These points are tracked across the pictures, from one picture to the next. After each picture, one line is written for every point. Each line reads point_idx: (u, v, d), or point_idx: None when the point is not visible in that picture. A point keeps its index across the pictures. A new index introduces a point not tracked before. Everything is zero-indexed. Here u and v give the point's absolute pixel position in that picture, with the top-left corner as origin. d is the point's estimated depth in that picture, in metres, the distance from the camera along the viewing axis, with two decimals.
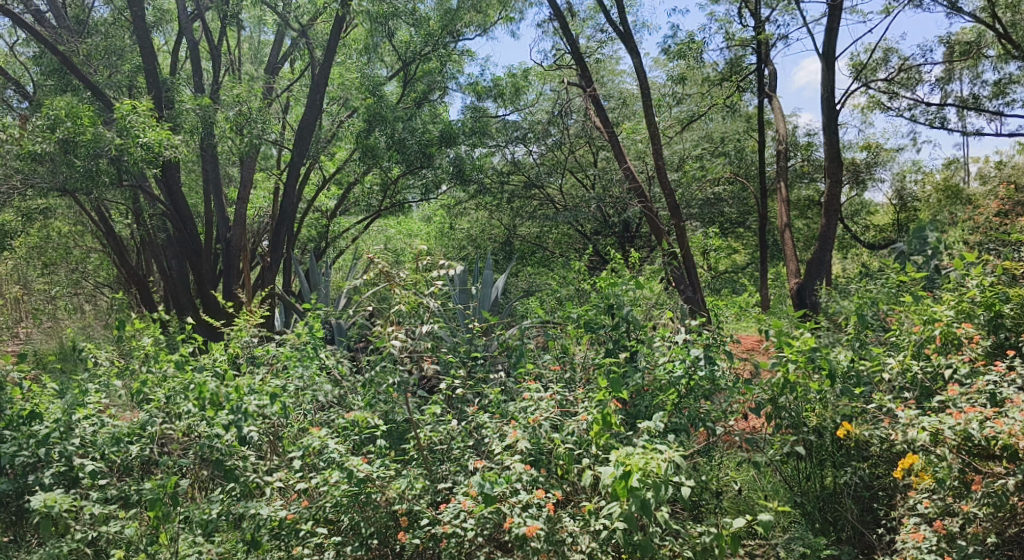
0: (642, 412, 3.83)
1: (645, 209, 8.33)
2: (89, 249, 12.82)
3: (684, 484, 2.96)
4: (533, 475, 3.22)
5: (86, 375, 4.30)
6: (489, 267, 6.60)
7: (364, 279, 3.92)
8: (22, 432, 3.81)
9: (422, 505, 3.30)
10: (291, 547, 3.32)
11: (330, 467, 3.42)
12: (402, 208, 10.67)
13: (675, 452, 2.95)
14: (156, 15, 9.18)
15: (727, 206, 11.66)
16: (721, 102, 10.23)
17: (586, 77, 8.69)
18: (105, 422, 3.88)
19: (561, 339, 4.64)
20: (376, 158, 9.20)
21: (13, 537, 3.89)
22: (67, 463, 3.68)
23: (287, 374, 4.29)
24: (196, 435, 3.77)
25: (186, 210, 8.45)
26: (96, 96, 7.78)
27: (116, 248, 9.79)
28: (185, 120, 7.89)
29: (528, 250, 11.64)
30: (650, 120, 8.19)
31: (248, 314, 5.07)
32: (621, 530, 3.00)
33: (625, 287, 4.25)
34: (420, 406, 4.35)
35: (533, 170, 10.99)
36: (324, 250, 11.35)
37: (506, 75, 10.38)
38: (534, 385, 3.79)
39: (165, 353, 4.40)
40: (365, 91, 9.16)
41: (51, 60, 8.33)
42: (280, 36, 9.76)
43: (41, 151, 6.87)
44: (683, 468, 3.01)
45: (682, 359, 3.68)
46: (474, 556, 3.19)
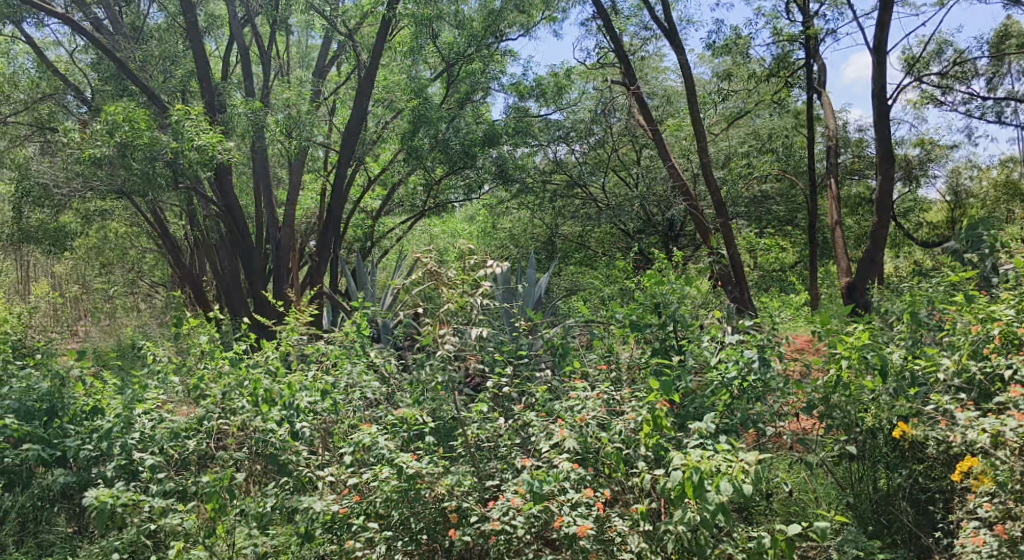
0: (691, 413, 3.80)
1: (691, 208, 8.21)
2: (144, 250, 13.20)
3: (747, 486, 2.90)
4: (581, 473, 3.22)
5: (145, 371, 4.45)
6: (532, 266, 6.56)
7: (409, 280, 4.03)
8: (85, 427, 3.99)
9: (471, 501, 3.33)
10: (343, 542, 3.38)
11: (380, 464, 3.47)
12: (445, 208, 10.73)
13: (739, 457, 2.88)
14: (208, 21, 9.42)
15: (775, 204, 11.57)
16: (769, 97, 10.07)
17: (630, 75, 8.66)
18: (164, 417, 4.03)
19: (606, 338, 4.65)
20: (420, 158, 9.25)
21: (78, 528, 4.06)
22: (126, 457, 3.79)
23: (338, 370, 4.39)
24: (250, 430, 3.83)
25: (238, 211, 8.67)
26: (151, 100, 8.03)
27: (171, 249, 10.07)
28: (237, 124, 8.08)
29: (571, 250, 11.65)
30: (696, 117, 8.04)
31: (297, 313, 5.16)
32: (673, 532, 2.99)
33: (672, 286, 4.19)
34: (467, 404, 4.38)
35: (575, 169, 10.95)
36: (369, 251, 11.50)
37: (548, 74, 10.33)
38: (582, 383, 3.77)
39: (220, 351, 4.53)
40: (411, 93, 9.43)
41: (109, 66, 8.62)
42: (326, 40, 9.92)
43: (100, 155, 7.10)
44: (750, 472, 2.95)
45: (736, 360, 3.68)
46: (523, 554, 3.20)
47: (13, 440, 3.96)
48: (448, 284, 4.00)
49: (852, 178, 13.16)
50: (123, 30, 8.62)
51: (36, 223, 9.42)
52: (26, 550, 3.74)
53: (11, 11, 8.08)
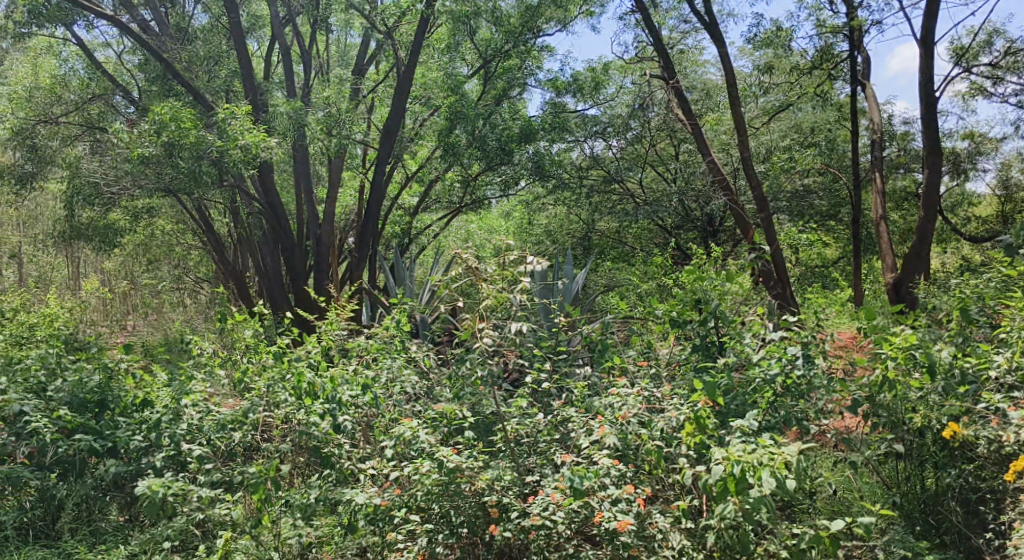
0: (733, 411, 3.77)
1: (731, 204, 8.10)
2: (189, 246, 13.48)
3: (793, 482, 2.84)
4: (621, 469, 3.20)
5: (193, 363, 4.57)
6: (569, 262, 6.54)
7: (449, 276, 4.05)
8: (136, 418, 4.13)
9: (512, 496, 3.31)
10: (385, 533, 3.44)
11: (422, 457, 3.51)
12: (482, 205, 10.75)
13: (783, 454, 2.82)
14: (250, 21, 9.59)
15: (818, 198, 11.12)
16: (811, 90, 9.89)
17: (669, 69, 8.56)
18: (211, 409, 4.12)
19: (646, 334, 4.62)
20: (457, 155, 9.30)
21: (129, 517, 4.17)
22: (175, 448, 3.91)
23: (378, 365, 4.45)
24: (294, 423, 3.97)
25: (281, 208, 8.83)
26: (197, 100, 8.21)
27: (216, 245, 10.30)
28: (279, 122, 8.20)
29: (607, 245, 11.58)
30: (736, 111, 7.93)
31: (339, 308, 5.24)
32: (716, 528, 2.97)
33: (712, 281, 4.06)
34: (506, 399, 4.39)
35: (612, 165, 10.86)
36: (407, 247, 11.59)
37: (585, 69, 10.28)
38: (622, 380, 3.76)
39: (264, 345, 4.63)
40: (448, 89, 9.39)
41: (156, 67, 8.82)
42: (366, 38, 10.03)
43: (148, 153, 7.26)
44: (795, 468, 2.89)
45: (780, 358, 3.62)
46: (564, 549, 3.21)
47: (68, 430, 4.11)
48: (487, 280, 4.00)
49: (897, 172, 12.88)
50: (169, 31, 8.80)
51: (86, 221, 9.71)
52: (81, 537, 3.87)
53: (63, 14, 8.30)
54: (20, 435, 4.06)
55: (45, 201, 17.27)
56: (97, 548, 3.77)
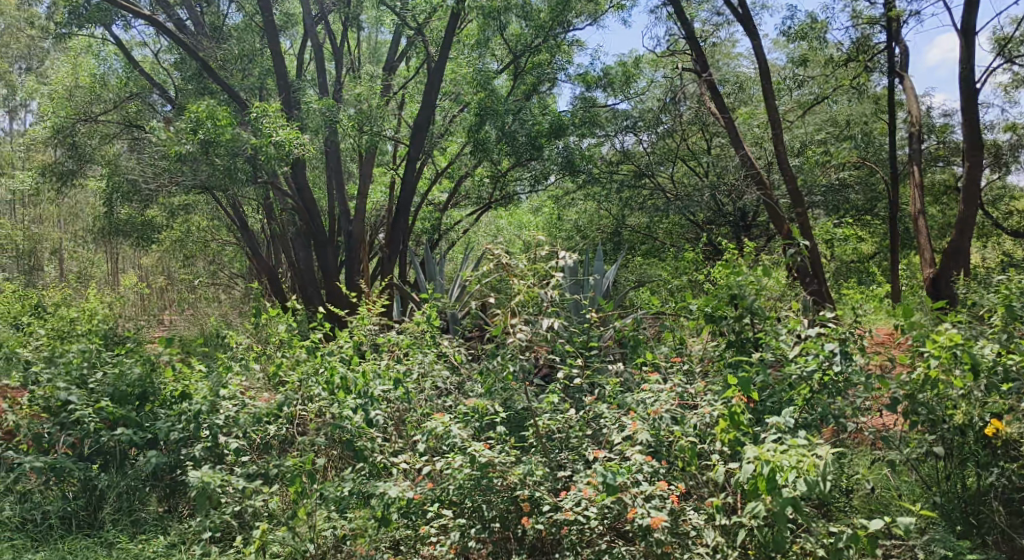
0: (769, 408, 3.72)
1: (765, 198, 7.99)
2: (223, 242, 13.69)
3: (831, 481, 2.78)
4: (654, 466, 3.18)
5: (229, 357, 4.65)
6: (600, 257, 6.50)
7: (482, 272, 4.05)
8: (174, 410, 4.24)
9: (544, 491, 3.30)
10: (418, 526, 3.49)
11: (453, 452, 3.52)
12: (511, 200, 10.74)
13: (822, 453, 2.76)
14: (283, 20, 9.70)
15: (853, 192, 10.79)
16: (847, 83, 9.72)
17: (702, 62, 8.47)
18: (246, 403, 4.18)
19: (679, 330, 4.58)
20: (486, 151, 9.30)
21: (168, 507, 4.25)
22: (213, 440, 4.00)
23: (409, 359, 4.47)
24: (326, 417, 4.02)
25: (313, 204, 8.91)
26: (232, 98, 8.33)
27: (249, 241, 10.42)
28: (311, 119, 8.28)
29: (637, 241, 11.44)
30: (770, 104, 7.81)
31: (370, 303, 5.28)
32: (749, 526, 2.94)
33: (748, 276, 3.97)
34: (537, 394, 4.39)
35: (643, 159, 10.81)
36: (437, 242, 11.62)
37: (616, 64, 10.21)
38: (654, 376, 3.73)
39: (297, 339, 4.69)
40: (477, 85, 9.37)
41: (191, 66, 8.97)
42: (396, 35, 10.07)
43: (185, 151, 7.39)
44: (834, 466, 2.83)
45: (816, 354, 3.59)
46: (597, 545, 3.20)
47: (110, 422, 4.24)
48: (518, 275, 3.99)
49: (935, 165, 12.60)
50: (204, 30, 8.92)
51: (124, 217, 9.83)
52: (122, 527, 3.96)
53: (102, 15, 8.48)
54: (65, 425, 4.19)
55: (85, 199, 17.67)
56: (138, 537, 3.84)
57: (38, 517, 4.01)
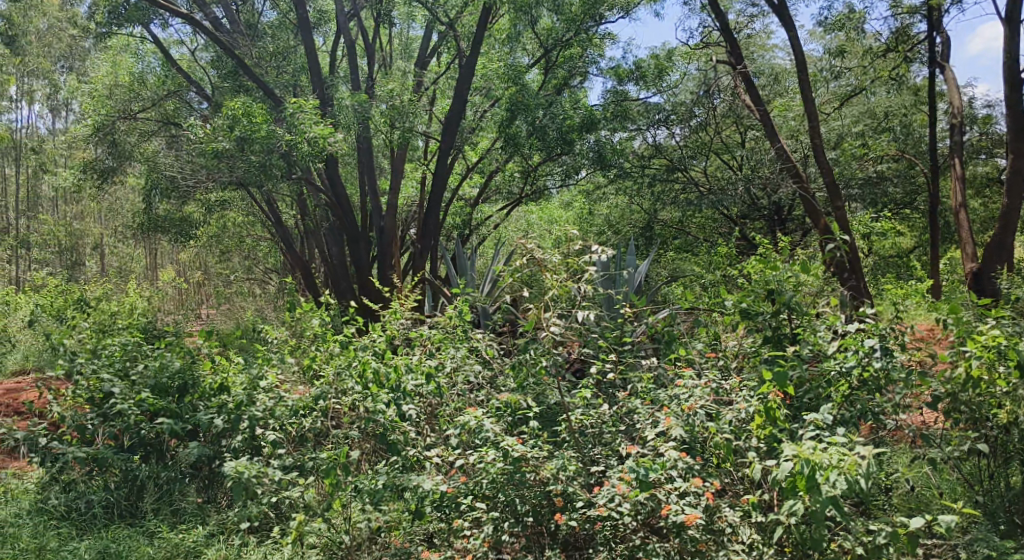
0: (805, 405, 3.66)
1: (800, 191, 7.85)
2: (258, 237, 13.88)
3: (871, 481, 2.72)
4: (689, 462, 3.15)
5: (265, 351, 4.72)
6: (632, 252, 6.45)
7: (514, 267, 4.04)
8: (213, 403, 4.32)
9: (577, 487, 3.28)
10: (452, 519, 3.50)
11: (487, 446, 3.53)
12: (542, 195, 10.70)
13: (862, 453, 2.70)
14: (317, 17, 9.80)
15: (892, 185, 10.57)
16: (886, 74, 9.52)
17: (737, 54, 8.34)
18: (282, 396, 4.25)
19: (713, 326, 4.52)
20: (517, 145, 9.26)
21: (207, 497, 4.33)
22: (251, 432, 4.07)
23: (442, 354, 4.48)
24: (360, 411, 4.05)
25: (347, 199, 8.98)
26: (267, 95, 8.43)
27: (284, 236, 10.55)
28: (344, 115, 8.33)
29: (670, 235, 11.40)
30: (808, 96, 7.66)
31: (403, 297, 5.31)
32: (786, 524, 2.91)
33: (787, 272, 3.96)
34: (570, 389, 4.37)
35: (675, 153, 10.72)
36: (468, 238, 11.64)
37: (648, 56, 10.11)
38: (689, 371, 3.69)
39: (331, 334, 4.73)
40: (508, 79, 9.36)
41: (228, 63, 9.09)
42: (428, 31, 10.10)
43: (222, 148, 7.50)
44: (874, 464, 2.77)
45: (856, 350, 3.51)
46: (630, 541, 3.19)
47: (151, 413, 4.34)
48: (552, 270, 3.97)
49: (978, 157, 12.28)
50: (240, 28, 9.03)
51: (162, 213, 10.00)
52: (162, 516, 4.04)
53: (141, 14, 8.63)
54: (107, 417, 4.29)
55: (125, 196, 18.08)
56: (178, 527, 3.91)
57: (82, 506, 4.12)
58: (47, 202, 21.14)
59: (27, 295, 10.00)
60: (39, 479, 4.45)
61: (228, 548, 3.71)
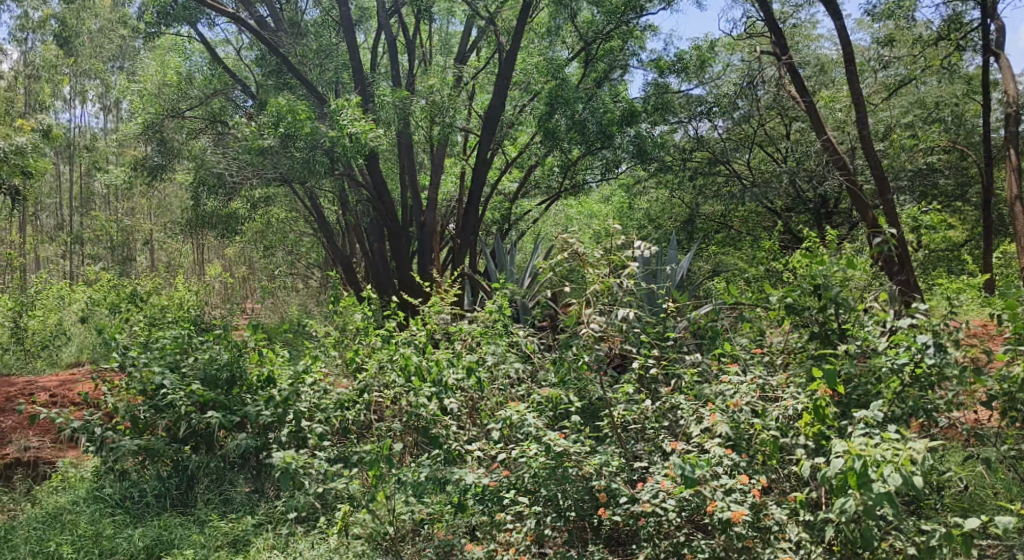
0: (854, 402, 3.59)
1: (846, 184, 7.67)
2: (300, 233, 14.08)
3: (924, 478, 2.66)
4: (734, 459, 3.11)
5: (310, 344, 4.79)
6: (674, 247, 6.37)
7: (556, 262, 4.03)
8: (260, 395, 4.41)
9: (620, 482, 3.27)
10: (494, 513, 3.53)
11: (529, 440, 3.53)
12: (582, 189, 10.65)
13: (915, 448, 2.64)
14: (359, 14, 9.89)
15: (943, 177, 10.27)
16: (937, 63, 9.24)
17: (781, 45, 8.18)
18: (327, 389, 4.32)
19: (758, 321, 4.45)
20: (556, 140, 9.22)
21: (255, 488, 4.43)
22: (297, 424, 4.15)
23: (483, 348, 4.49)
24: (403, 404, 4.10)
25: (387, 195, 9.05)
26: (310, 92, 8.55)
27: (326, 232, 10.67)
28: (385, 112, 8.41)
29: (711, 229, 11.15)
30: (855, 86, 7.48)
31: (444, 292, 5.34)
32: (835, 522, 2.86)
33: (835, 266, 3.88)
34: (612, 384, 4.36)
35: (718, 145, 10.57)
36: (507, 232, 11.66)
37: (690, 48, 9.97)
38: (734, 367, 3.64)
39: (373, 328, 4.78)
40: (548, 74, 9.33)
41: (272, 61, 9.23)
42: (468, 26, 10.13)
43: (267, 145, 7.65)
44: (927, 462, 2.70)
45: (908, 347, 3.42)
46: (675, 537, 3.18)
47: (201, 404, 4.44)
48: (594, 264, 3.96)
49: None
50: (283, 27, 9.17)
51: (209, 210, 10.20)
52: (212, 505, 4.15)
53: (188, 13, 8.81)
54: (159, 408, 4.41)
55: (173, 193, 18.50)
56: (228, 516, 4.01)
57: (135, 495, 4.24)
58: (99, 199, 21.75)
59: (81, 289, 10.30)
60: (95, 467, 4.59)
61: (276, 538, 3.79)
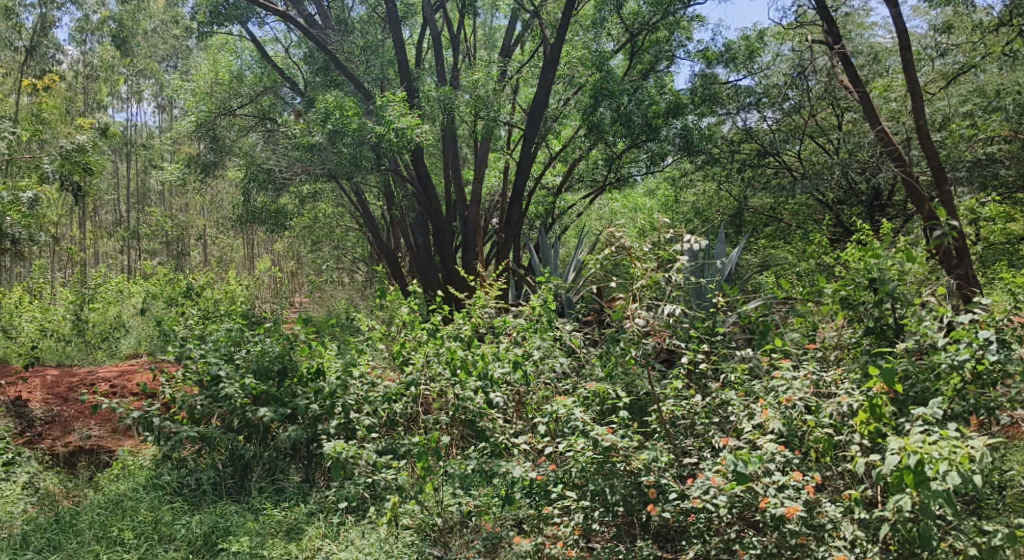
0: (912, 398, 3.49)
1: (901, 175, 7.43)
2: (347, 228, 14.25)
3: (985, 476, 2.57)
4: (788, 455, 3.06)
5: (359, 338, 4.84)
6: (722, 240, 6.26)
7: (604, 256, 4.01)
8: (310, 388, 4.50)
9: (670, 478, 3.24)
10: (541, 506, 3.53)
11: (576, 434, 3.52)
12: (626, 182, 10.54)
13: (975, 444, 2.55)
14: (405, 10, 9.96)
15: (1004, 168, 9.88)
16: (999, 49, 8.89)
17: (833, 33, 7.98)
18: (376, 382, 4.37)
19: (812, 316, 4.35)
20: (601, 133, 9.15)
21: (306, 478, 4.52)
22: (347, 415, 4.22)
23: (528, 343, 4.49)
24: (450, 397, 4.13)
25: (432, 190, 9.11)
26: (358, 88, 8.66)
27: (372, 227, 10.79)
28: (430, 107, 8.46)
29: (761, 222, 10.98)
30: (912, 74, 7.24)
31: (489, 287, 5.34)
32: (892, 521, 2.79)
33: (891, 259, 3.77)
34: (660, 380, 4.30)
35: (767, 136, 10.35)
36: (551, 226, 11.62)
37: (739, 38, 9.79)
38: (786, 363, 3.57)
39: (419, 322, 4.82)
40: (592, 66, 9.25)
41: (319, 58, 9.35)
42: (513, 20, 10.10)
43: (316, 141, 7.76)
44: (987, 461, 2.61)
45: (969, 344, 3.30)
46: (725, 534, 3.15)
47: (254, 397, 4.55)
48: (641, 258, 3.92)
49: None
50: (331, 24, 9.28)
51: (259, 205, 10.41)
52: (266, 494, 4.26)
53: (239, 12, 9.01)
54: (215, 399, 4.52)
55: (224, 189, 18.90)
56: (281, 505, 4.11)
57: (192, 483, 4.37)
58: (154, 195, 22.34)
59: (139, 284, 10.60)
60: (153, 456, 4.72)
61: (327, 527, 3.87)
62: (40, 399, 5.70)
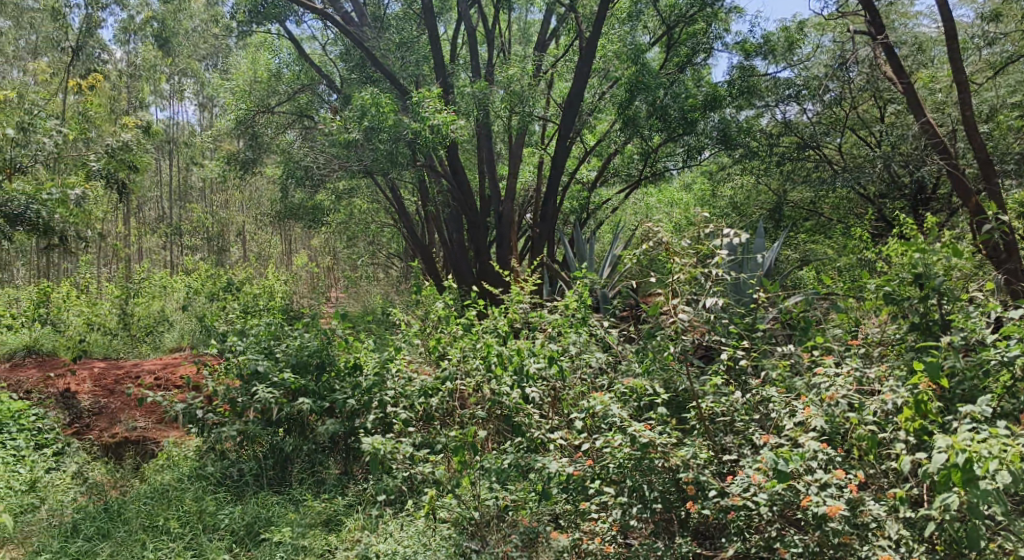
0: (959, 396, 3.39)
1: (947, 168, 7.24)
2: (383, 223, 14.36)
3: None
4: (831, 452, 3.02)
5: (396, 332, 4.87)
6: (762, 234, 6.16)
7: (641, 251, 3.96)
8: (349, 382, 4.55)
9: (709, 475, 3.21)
10: (578, 501, 3.53)
11: (612, 430, 3.50)
12: (662, 176, 10.44)
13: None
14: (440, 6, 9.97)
15: None
16: None
17: (876, 23, 7.80)
18: (412, 377, 4.39)
19: (854, 313, 4.26)
20: (637, 127, 9.07)
21: (345, 470, 4.59)
22: (384, 410, 4.25)
23: (564, 338, 4.48)
24: (486, 391, 4.15)
25: (466, 186, 9.15)
26: (394, 85, 8.71)
27: (407, 223, 10.88)
28: (465, 103, 8.47)
29: (801, 217, 10.95)
30: (959, 62, 7.04)
31: (525, 282, 5.33)
32: (938, 520, 2.73)
33: (938, 253, 3.67)
34: (698, 376, 4.26)
35: (807, 129, 10.15)
36: (586, 221, 11.58)
37: (778, 29, 9.63)
38: (829, 359, 3.51)
39: (455, 317, 4.82)
40: (628, 60, 9.15)
41: (356, 56, 9.42)
42: (548, 14, 10.05)
43: (352, 138, 7.84)
44: None
45: (1019, 341, 3.20)
46: (765, 532, 3.12)
47: (294, 390, 4.61)
48: (679, 253, 3.86)
49: None
50: (367, 21, 9.33)
51: (297, 201, 10.53)
52: (306, 486, 4.33)
53: (277, 11, 9.12)
54: (255, 394, 4.59)
55: (263, 186, 19.17)
56: (321, 496, 4.18)
57: (234, 474, 4.47)
58: (195, 192, 22.75)
59: (181, 279, 10.81)
60: (197, 447, 4.82)
61: (366, 519, 3.94)
62: (87, 391, 5.86)
